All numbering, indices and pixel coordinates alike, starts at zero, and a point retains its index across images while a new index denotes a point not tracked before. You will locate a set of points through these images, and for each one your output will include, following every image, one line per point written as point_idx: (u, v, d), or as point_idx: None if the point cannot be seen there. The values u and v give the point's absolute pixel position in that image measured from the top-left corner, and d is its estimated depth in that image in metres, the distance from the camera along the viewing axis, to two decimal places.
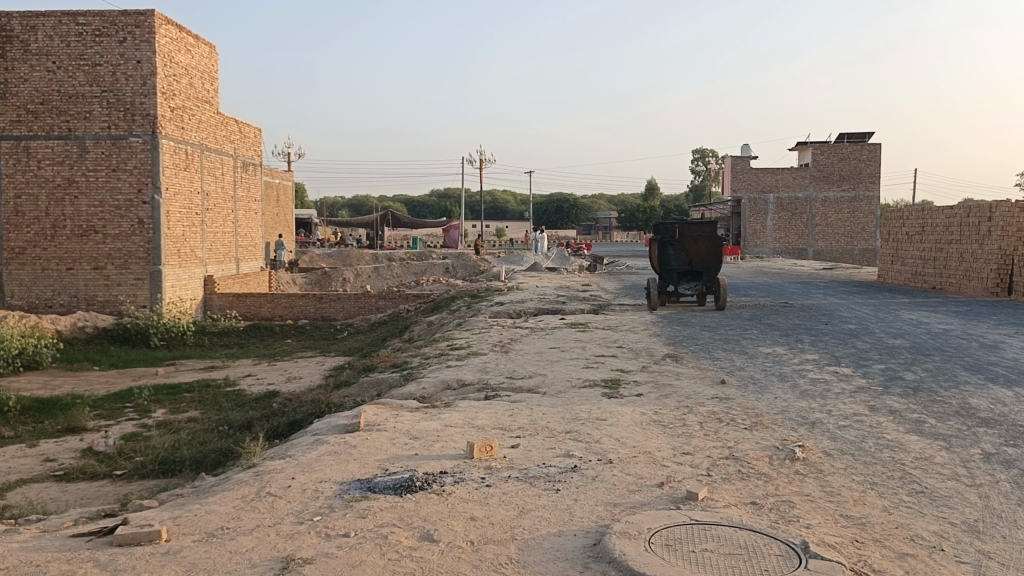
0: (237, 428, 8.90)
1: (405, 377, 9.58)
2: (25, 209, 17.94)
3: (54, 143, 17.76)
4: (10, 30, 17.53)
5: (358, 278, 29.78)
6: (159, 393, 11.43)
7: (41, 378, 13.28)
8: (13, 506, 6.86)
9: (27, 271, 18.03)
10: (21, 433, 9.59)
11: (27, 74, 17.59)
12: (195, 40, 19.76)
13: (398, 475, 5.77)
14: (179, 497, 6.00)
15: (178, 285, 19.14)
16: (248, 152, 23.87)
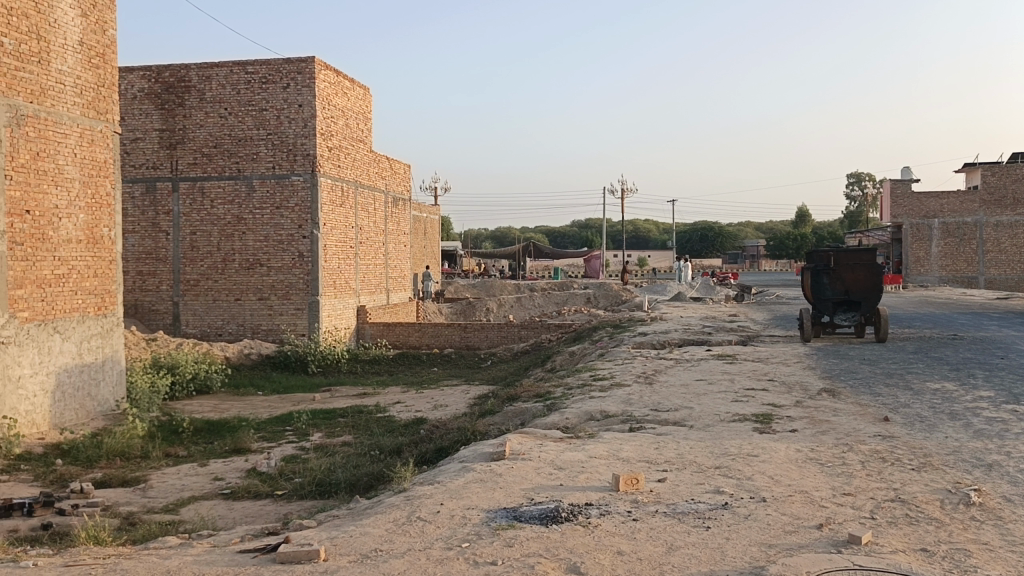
0: (388, 452, 9.20)
1: (549, 407, 9.59)
2: (199, 245, 19.42)
3: (226, 184, 19.23)
4: (189, 80, 19.15)
5: (501, 307, 30.27)
6: (317, 418, 12.00)
7: (212, 401, 14.25)
8: (187, 521, 7.35)
9: (200, 302, 19.47)
10: (194, 452, 10.36)
11: (203, 120, 19.18)
12: (351, 83, 20.89)
13: (544, 505, 5.77)
14: (336, 518, 6.27)
15: (333, 315, 20.14)
16: (398, 188, 24.88)
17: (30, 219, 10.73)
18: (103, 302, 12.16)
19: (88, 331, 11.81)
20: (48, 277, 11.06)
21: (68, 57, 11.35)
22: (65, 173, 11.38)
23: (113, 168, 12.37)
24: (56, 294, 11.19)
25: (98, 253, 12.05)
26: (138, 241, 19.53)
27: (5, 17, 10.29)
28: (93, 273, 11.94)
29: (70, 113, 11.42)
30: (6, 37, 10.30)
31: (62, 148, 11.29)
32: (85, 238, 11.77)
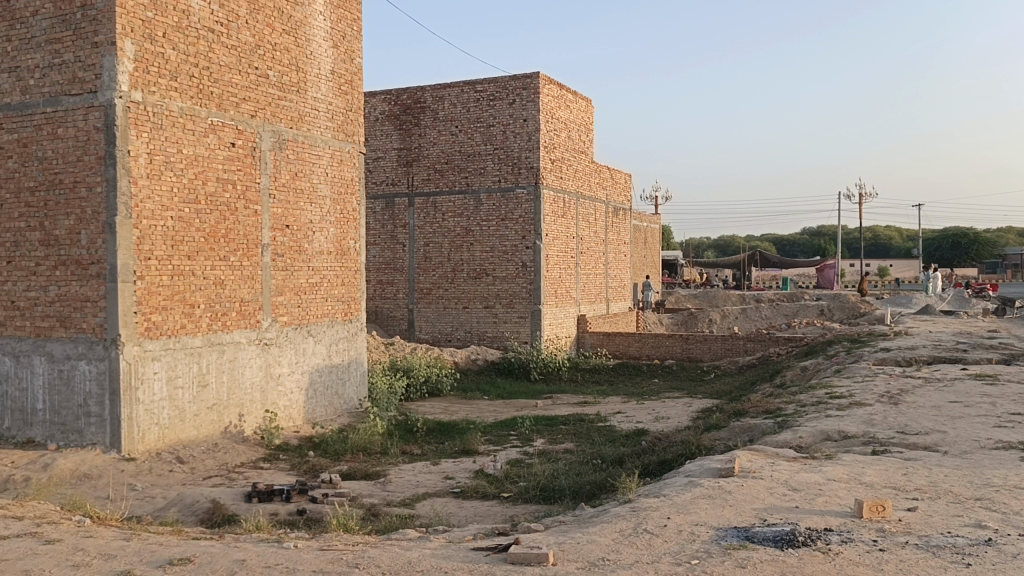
0: (610, 462, 9.21)
1: (780, 425, 9.15)
2: (432, 255, 20.61)
3: (456, 198, 20.30)
4: (424, 101, 20.41)
5: (725, 318, 29.33)
6: (540, 424, 12.28)
7: (443, 403, 15.04)
8: (423, 515, 7.79)
9: (432, 309, 20.64)
10: (427, 451, 10.98)
11: (436, 138, 20.37)
12: (575, 96, 21.28)
13: (778, 527, 5.50)
14: (562, 524, 6.38)
15: (555, 323, 20.56)
16: (618, 198, 24.95)
17: (289, 233, 11.93)
18: (350, 308, 13.23)
19: (337, 335, 12.91)
20: (303, 284, 12.23)
21: (321, 85, 12.51)
22: (319, 191, 12.53)
23: (360, 185, 13.44)
24: (310, 301, 12.35)
25: (346, 263, 13.14)
26: (379, 252, 21.08)
27: (270, 52, 11.53)
28: (341, 282, 13.04)
29: (323, 136, 12.57)
30: (270, 70, 11.55)
31: (317, 168, 12.44)
32: (334, 250, 12.89)
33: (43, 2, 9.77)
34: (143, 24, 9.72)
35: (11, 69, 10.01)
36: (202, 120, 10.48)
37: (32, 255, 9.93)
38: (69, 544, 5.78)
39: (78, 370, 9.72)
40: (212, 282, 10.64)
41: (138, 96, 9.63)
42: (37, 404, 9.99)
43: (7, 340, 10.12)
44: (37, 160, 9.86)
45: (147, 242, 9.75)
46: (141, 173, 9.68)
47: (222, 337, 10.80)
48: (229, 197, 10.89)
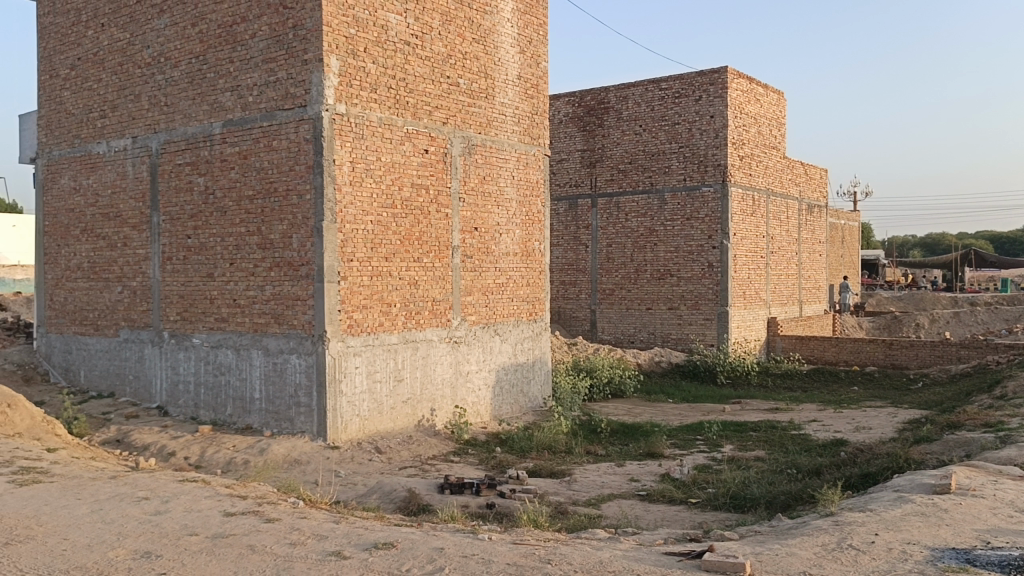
0: (806, 472, 8.78)
1: (1002, 440, 8.33)
2: (614, 256, 20.57)
3: (640, 198, 20.14)
4: (608, 102, 20.45)
5: (934, 323, 27.09)
6: (728, 430, 11.91)
7: (627, 405, 14.95)
8: (610, 516, 7.79)
9: (614, 310, 20.60)
10: (612, 453, 10.95)
11: (620, 138, 20.34)
12: (765, 89, 20.50)
13: (1004, 552, 5.02)
14: (758, 534, 6.16)
15: (743, 326, 19.87)
16: (813, 194, 23.75)
17: (477, 236, 12.32)
18: (534, 308, 13.46)
19: (522, 335, 13.18)
20: (491, 285, 12.59)
21: (509, 90, 12.82)
22: (506, 194, 12.85)
23: (544, 187, 13.65)
24: (497, 301, 12.69)
25: (531, 264, 13.39)
26: (562, 253, 21.34)
27: (461, 61, 11.96)
28: (526, 282, 13.29)
29: (510, 140, 12.88)
30: (461, 78, 11.98)
31: (504, 171, 12.77)
32: (520, 252, 13.17)
33: (260, 25, 10.68)
34: (347, 40, 10.38)
35: (233, 87, 11.01)
36: (399, 129, 11.05)
37: (251, 257, 10.88)
38: (287, 523, 6.26)
39: (289, 363, 10.54)
40: (407, 282, 11.20)
41: (342, 109, 10.30)
42: (255, 393, 10.93)
43: (230, 334, 11.16)
44: (256, 170, 10.80)
45: (350, 245, 10.41)
46: (345, 180, 10.35)
47: (416, 335, 11.33)
48: (423, 201, 11.41)
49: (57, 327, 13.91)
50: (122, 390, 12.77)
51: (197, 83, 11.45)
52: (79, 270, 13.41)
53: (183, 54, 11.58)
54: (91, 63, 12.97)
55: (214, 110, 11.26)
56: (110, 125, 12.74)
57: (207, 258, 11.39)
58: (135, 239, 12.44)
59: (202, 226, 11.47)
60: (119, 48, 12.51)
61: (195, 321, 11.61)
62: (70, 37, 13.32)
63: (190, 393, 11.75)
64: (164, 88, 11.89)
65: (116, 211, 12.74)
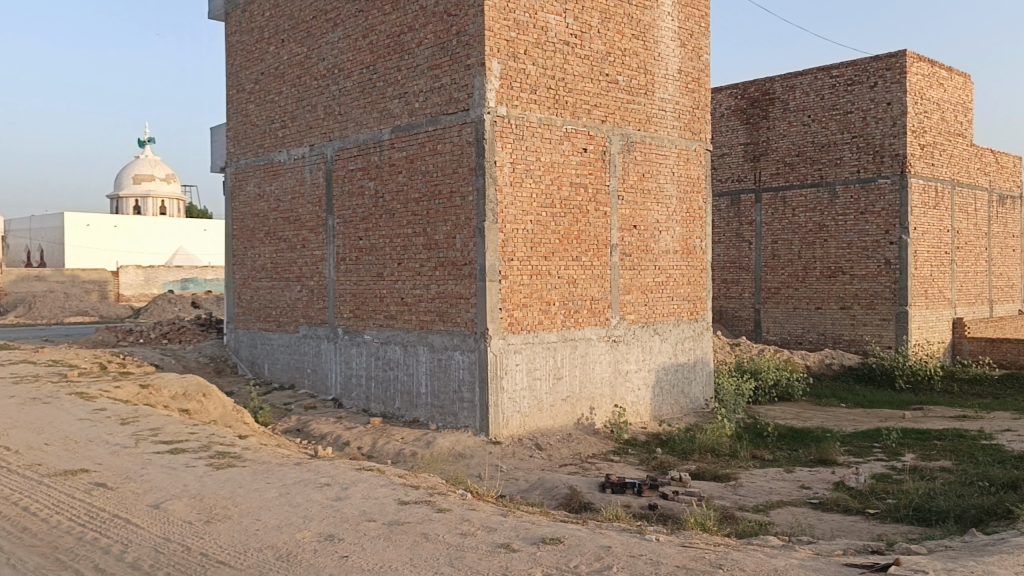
0: (1000, 486, 8.09)
1: None
2: (781, 253, 19.81)
3: (808, 191, 19.28)
4: (773, 92, 19.77)
5: None
6: (908, 438, 11.17)
7: (795, 409, 14.33)
8: (780, 523, 7.51)
9: (781, 309, 19.86)
10: (780, 458, 10.55)
11: (786, 130, 19.57)
12: (949, 72, 19.08)
13: None
14: (948, 549, 5.74)
15: (924, 327, 18.56)
16: (1005, 184, 21.85)
17: (637, 234, 12.21)
18: (696, 307, 13.19)
19: (683, 334, 12.94)
20: (651, 284, 12.44)
21: (669, 85, 12.62)
22: (665, 191, 12.67)
23: (706, 183, 13.34)
24: (657, 300, 12.53)
25: (692, 263, 13.12)
26: (723, 250, 20.85)
27: (621, 58, 11.89)
28: (687, 281, 13.05)
29: (670, 136, 12.69)
30: (620, 75, 11.91)
31: (664, 168, 12.59)
32: (681, 249, 12.94)
33: (426, 33, 11.08)
34: (508, 43, 10.57)
35: (401, 94, 11.48)
36: (558, 129, 11.13)
37: (417, 257, 11.30)
38: (457, 514, 6.46)
39: (453, 360, 10.87)
40: (566, 281, 11.26)
41: (503, 111, 10.50)
42: (421, 388, 11.34)
43: (398, 331, 11.65)
44: (422, 173, 11.21)
45: (510, 244, 10.59)
46: (506, 181, 10.54)
47: (575, 334, 11.37)
48: (581, 200, 11.44)
49: (244, 323, 15.05)
50: (301, 382, 13.62)
51: (368, 92, 12.03)
52: (263, 271, 14.44)
53: (355, 65, 12.21)
54: (273, 77, 13.92)
55: (384, 117, 11.79)
56: (290, 135, 13.62)
57: (377, 258, 11.95)
58: (312, 240, 13.25)
59: (372, 228, 12.04)
60: (297, 62, 13.36)
61: (366, 318, 12.21)
62: (255, 54, 14.36)
63: (361, 386, 12.37)
64: (338, 98, 12.58)
65: (295, 215, 13.61)
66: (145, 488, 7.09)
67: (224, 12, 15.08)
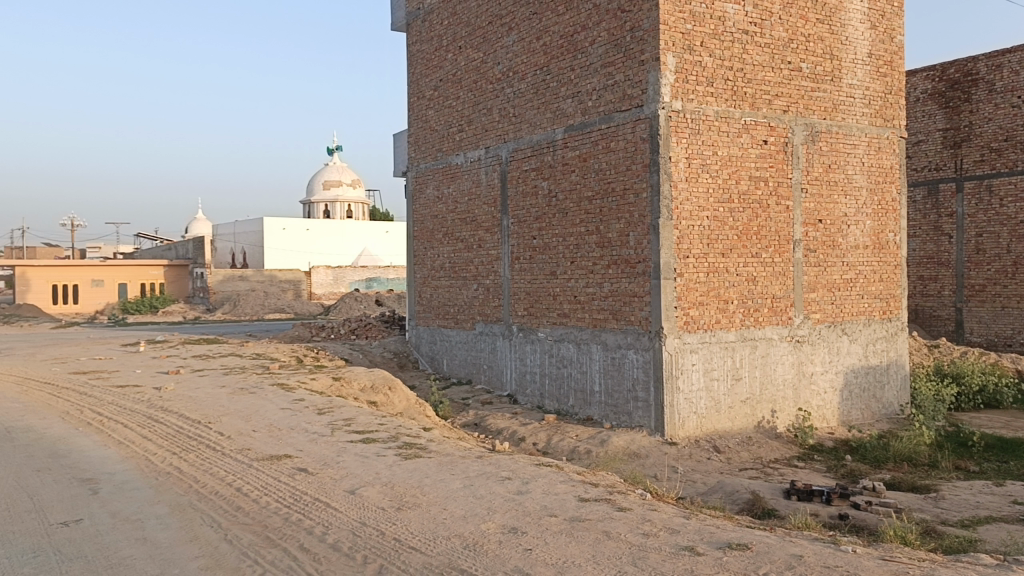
0: None
1: None
2: (986, 247, 18.17)
3: (1018, 179, 17.60)
4: (977, 73, 18.38)
5: None
6: None
7: (1005, 417, 13.05)
8: (990, 541, 6.89)
9: (986, 308, 18.22)
10: (986, 470, 9.70)
11: (992, 113, 18.07)
12: None
13: None
14: None
15: None
16: None
17: (822, 228, 11.59)
18: (889, 306, 12.35)
19: (874, 335, 12.16)
20: (838, 281, 11.78)
21: (858, 70, 11.90)
22: (854, 182, 11.96)
23: (900, 173, 12.46)
24: (845, 298, 11.85)
25: (884, 258, 12.31)
26: (919, 245, 19.58)
27: (804, 45, 11.34)
28: (878, 277, 12.25)
29: (859, 124, 11.97)
30: (804, 62, 11.36)
31: (852, 158, 11.89)
32: (872, 244, 12.16)
33: (600, 31, 11.06)
34: (683, 36, 10.35)
35: (574, 94, 11.53)
36: (737, 121, 10.77)
37: (590, 255, 11.32)
38: (638, 514, 6.40)
39: (627, 358, 10.79)
40: (745, 279, 10.88)
41: (678, 105, 10.27)
42: (595, 386, 11.34)
43: (572, 329, 11.72)
44: (595, 171, 11.20)
45: (686, 241, 10.36)
46: (682, 177, 10.32)
47: (755, 333, 10.96)
48: (761, 194, 11.01)
49: (425, 320, 15.69)
50: (478, 378, 14.02)
51: (542, 93, 12.17)
52: (442, 270, 15.00)
53: (529, 67, 12.42)
54: (451, 83, 14.41)
55: (557, 117, 11.89)
56: (467, 138, 14.04)
57: (551, 257, 12.08)
58: (488, 240, 13.61)
59: (546, 227, 12.17)
60: (474, 67, 13.75)
61: (540, 316, 12.38)
62: (434, 62, 14.93)
63: (536, 383, 12.55)
64: (512, 100, 12.83)
65: (472, 216, 14.01)
66: (341, 475, 7.56)
67: (406, 23, 15.79)
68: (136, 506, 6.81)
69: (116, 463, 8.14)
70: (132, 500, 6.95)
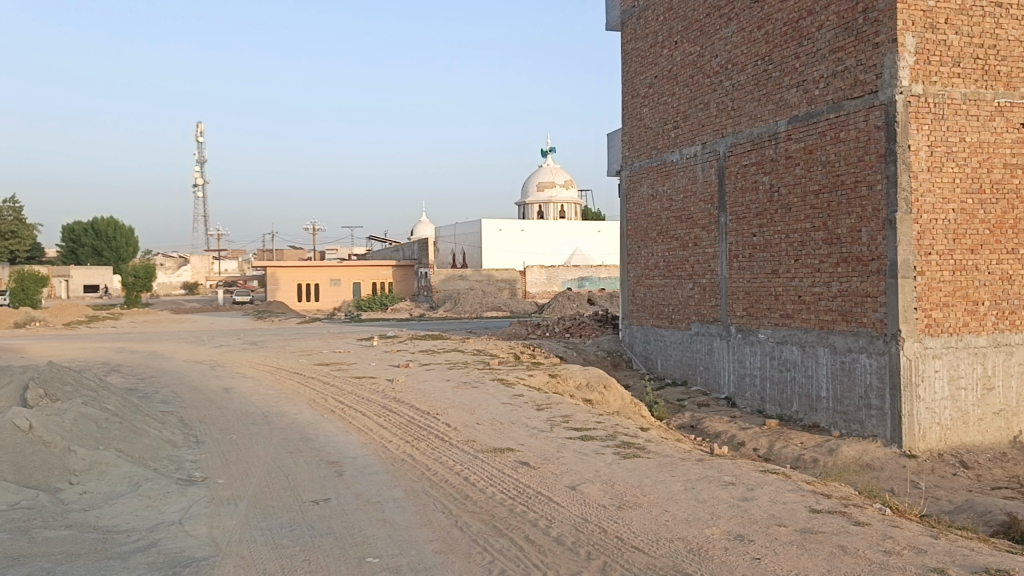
0: None
1: None
2: None
3: None
4: None
5: None
6: None
7: None
8: None
9: None
10: None
11: None
12: None
13: None
14: None
15: None
16: None
17: None
18: None
19: None
20: None
21: None
22: None
23: None
24: None
25: None
26: None
27: None
28: None
29: None
30: None
31: None
32: None
33: (828, 15, 10.43)
34: (925, 14, 9.48)
35: (800, 83, 10.96)
36: (989, 103, 9.74)
37: (817, 253, 10.71)
38: (878, 530, 5.96)
39: (859, 363, 10.07)
40: (999, 277, 9.84)
41: (919, 89, 9.41)
42: (821, 392, 10.70)
43: (796, 331, 11.15)
44: (822, 164, 10.57)
45: (928, 237, 9.49)
46: (923, 166, 9.45)
47: (1010, 338, 9.98)
48: (1019, 183, 9.91)
49: (639, 319, 15.60)
50: (694, 379, 13.73)
51: (763, 84, 11.69)
52: (656, 269, 14.84)
53: (750, 58, 11.98)
54: (667, 79, 14.22)
55: (780, 109, 11.36)
56: (683, 134, 13.79)
57: (773, 255, 11.57)
58: (704, 238, 13.28)
59: (767, 224, 11.68)
60: (690, 62, 13.48)
61: (761, 316, 11.90)
62: (649, 59, 14.81)
63: (756, 387, 12.06)
64: (731, 93, 12.44)
65: (688, 214, 13.73)
66: (562, 470, 7.70)
67: (620, 22, 15.79)
68: (376, 490, 7.34)
69: (357, 448, 8.84)
70: (371, 484, 7.50)
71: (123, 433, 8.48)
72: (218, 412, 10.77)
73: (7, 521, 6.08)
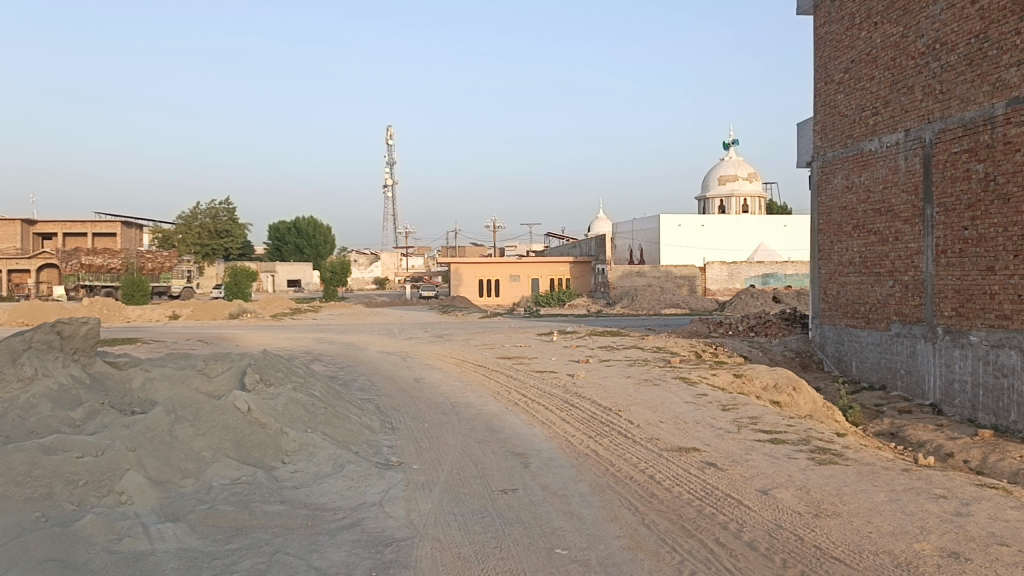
0: None
1: None
2: None
3: None
4: None
5: None
6: None
7: None
8: None
9: None
10: None
11: None
12: None
13: None
14: None
15: None
16: None
17: None
18: None
19: None
20: None
21: None
22: None
23: None
24: None
25: None
26: None
27: None
28: None
29: None
30: None
31: None
32: None
33: None
34: None
35: (1020, 61, 9.94)
36: None
37: None
38: None
39: None
40: None
41: None
42: None
43: (1014, 334, 10.11)
44: None
45: None
46: None
47: None
48: None
49: (831, 319, 14.79)
50: (894, 385, 12.83)
51: (977, 64, 10.70)
52: (851, 265, 14.01)
53: (961, 36, 11.01)
54: (865, 63, 13.37)
55: (997, 90, 10.35)
56: (883, 121, 12.91)
57: (988, 250, 10.57)
58: (907, 232, 12.37)
59: (981, 216, 10.70)
60: (892, 43, 12.58)
61: (972, 317, 10.93)
62: (845, 42, 13.99)
63: (966, 394, 11.08)
64: (939, 75, 11.49)
65: (888, 206, 12.85)
66: (752, 474, 7.43)
67: (813, 5, 15.02)
68: (562, 483, 7.43)
69: (542, 441, 8.98)
70: (557, 477, 7.59)
71: (328, 417, 9.11)
72: (410, 400, 11.32)
73: (231, 494, 6.70)
